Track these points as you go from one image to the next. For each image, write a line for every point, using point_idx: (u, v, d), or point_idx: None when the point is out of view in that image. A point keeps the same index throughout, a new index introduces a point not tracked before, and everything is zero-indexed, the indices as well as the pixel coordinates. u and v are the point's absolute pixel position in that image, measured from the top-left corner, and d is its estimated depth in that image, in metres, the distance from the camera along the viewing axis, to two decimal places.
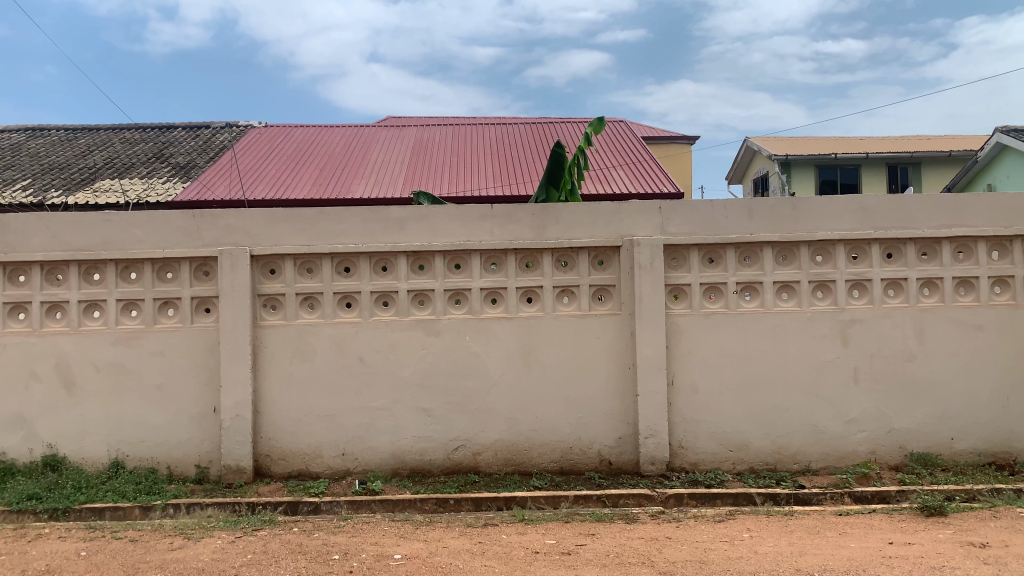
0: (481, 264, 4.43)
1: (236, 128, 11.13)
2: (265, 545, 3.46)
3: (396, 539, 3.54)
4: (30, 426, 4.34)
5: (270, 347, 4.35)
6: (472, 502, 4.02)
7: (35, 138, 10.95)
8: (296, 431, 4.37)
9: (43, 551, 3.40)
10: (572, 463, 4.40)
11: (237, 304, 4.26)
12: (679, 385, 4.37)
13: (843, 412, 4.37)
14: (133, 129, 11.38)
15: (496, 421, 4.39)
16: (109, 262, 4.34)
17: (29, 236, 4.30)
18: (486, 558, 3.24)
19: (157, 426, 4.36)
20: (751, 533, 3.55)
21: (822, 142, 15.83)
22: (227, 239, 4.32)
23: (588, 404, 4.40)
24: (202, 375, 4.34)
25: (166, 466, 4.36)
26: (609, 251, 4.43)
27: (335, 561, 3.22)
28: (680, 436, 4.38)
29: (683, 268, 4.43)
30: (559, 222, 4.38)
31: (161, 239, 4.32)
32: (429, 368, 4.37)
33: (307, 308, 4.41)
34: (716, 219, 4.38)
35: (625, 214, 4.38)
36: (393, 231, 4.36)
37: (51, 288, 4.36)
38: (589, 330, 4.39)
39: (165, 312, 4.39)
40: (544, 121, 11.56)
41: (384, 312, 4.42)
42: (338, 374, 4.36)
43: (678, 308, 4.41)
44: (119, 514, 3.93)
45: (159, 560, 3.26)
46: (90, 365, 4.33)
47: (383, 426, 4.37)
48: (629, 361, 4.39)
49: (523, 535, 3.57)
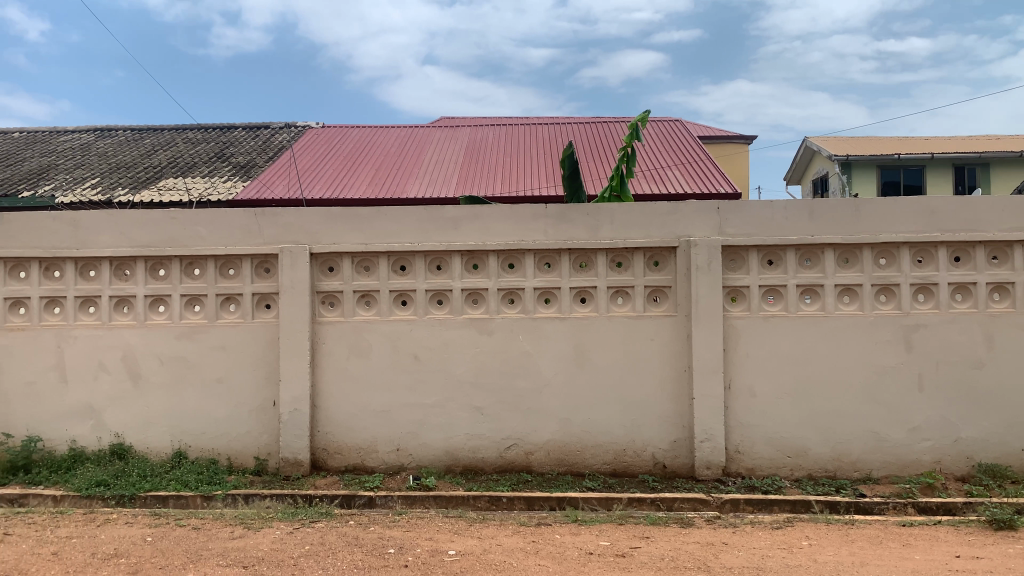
0: (535, 264, 4.43)
1: (295, 129, 11.36)
2: (323, 537, 3.52)
3: (450, 535, 3.56)
4: (98, 416, 4.49)
5: (327, 344, 4.43)
6: (525, 502, 4.01)
7: (104, 138, 11.33)
8: (352, 426, 4.44)
9: (112, 536, 3.52)
10: (626, 465, 4.38)
11: (297, 300, 4.35)
12: (735, 389, 4.32)
13: (907, 420, 4.26)
14: (195, 129, 11.70)
15: (548, 421, 4.39)
16: (174, 259, 4.46)
17: (99, 233, 4.45)
18: (540, 557, 3.24)
19: (218, 419, 4.47)
20: (810, 542, 3.48)
21: (885, 142, 15.43)
22: (287, 238, 4.41)
23: (642, 406, 4.37)
24: (261, 369, 4.44)
25: (227, 458, 4.47)
26: (665, 251, 4.38)
27: (391, 555, 3.26)
28: (736, 441, 4.32)
29: (742, 269, 4.36)
30: (614, 222, 4.35)
31: (224, 238, 4.43)
32: (482, 367, 4.40)
33: (364, 305, 4.47)
34: (776, 220, 4.30)
35: (681, 215, 4.33)
36: (447, 230, 4.40)
37: (119, 283, 4.50)
38: (643, 331, 4.36)
39: (227, 308, 4.50)
40: (599, 120, 11.52)
41: (438, 310, 4.46)
42: (393, 371, 4.42)
43: (736, 310, 4.34)
44: (182, 503, 4.05)
45: (221, 548, 3.34)
46: (155, 358, 4.47)
47: (436, 423, 4.42)
48: (684, 364, 4.34)
49: (577, 535, 3.56)
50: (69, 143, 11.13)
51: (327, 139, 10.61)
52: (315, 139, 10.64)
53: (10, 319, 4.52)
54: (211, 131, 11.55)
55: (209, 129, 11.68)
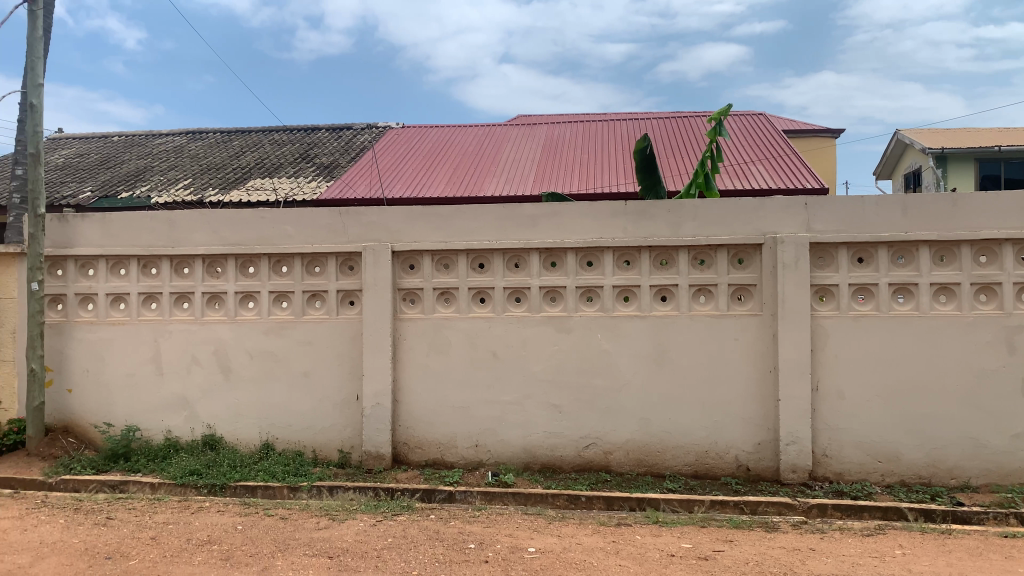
0: (615, 261, 4.39)
1: (376, 129, 11.59)
2: (404, 530, 3.58)
3: (530, 532, 3.57)
4: (191, 408, 4.69)
5: (408, 341, 4.50)
6: (605, 501, 3.99)
7: (196, 141, 11.81)
8: (432, 422, 4.50)
9: (205, 523, 3.67)
10: (707, 467, 4.30)
11: (379, 297, 4.43)
12: (823, 391, 4.18)
13: (1009, 426, 4.04)
14: (281, 131, 12.06)
15: (628, 421, 4.35)
16: (263, 256, 4.61)
17: (193, 232, 4.64)
18: (621, 558, 3.22)
19: (304, 412, 4.60)
20: (904, 551, 3.34)
21: (984, 134, 14.69)
22: (369, 236, 4.50)
23: (725, 406, 4.28)
24: (345, 364, 4.55)
25: (312, 450, 4.60)
26: (749, 249, 4.28)
27: (471, 550, 3.29)
28: (823, 445, 4.18)
29: (830, 268, 4.22)
30: (696, 219, 4.28)
31: (309, 236, 4.55)
32: (561, 365, 4.39)
33: (443, 302, 4.53)
34: (867, 216, 4.14)
35: (766, 212, 4.22)
36: (526, 228, 4.40)
37: (211, 280, 4.68)
38: (727, 330, 4.27)
39: (313, 304, 4.63)
40: (679, 115, 11.34)
41: (517, 308, 4.47)
42: (472, 368, 4.46)
43: (824, 309, 4.21)
44: (270, 493, 4.17)
45: (307, 538, 3.44)
46: (244, 353, 4.63)
47: (514, 421, 4.43)
48: (769, 364, 4.23)
49: (657, 537, 3.52)
50: (164, 146, 11.64)
51: (407, 139, 10.78)
52: (396, 139, 10.83)
53: (112, 313, 4.76)
54: (295, 133, 11.90)
55: (294, 130, 12.03)
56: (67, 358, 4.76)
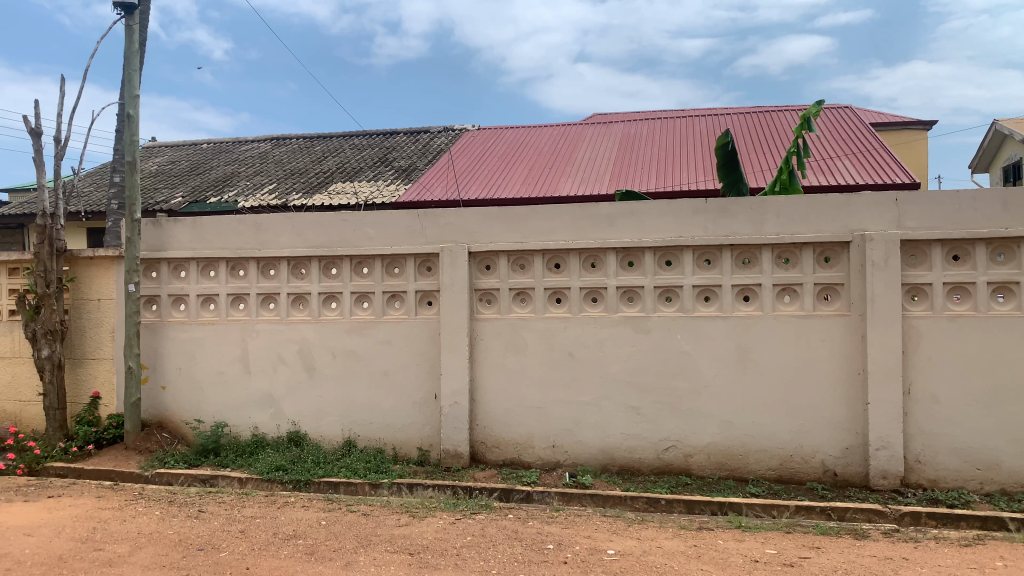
0: (695, 260, 4.32)
1: (452, 132, 11.72)
2: (483, 529, 3.60)
3: (609, 534, 3.54)
4: (277, 405, 4.83)
5: (485, 341, 4.53)
6: (685, 505, 3.92)
7: (280, 146, 12.18)
8: (510, 421, 4.51)
9: (291, 518, 3.78)
10: (792, 472, 4.18)
11: (457, 297, 4.47)
12: (916, 394, 4.01)
13: None
14: (361, 135, 12.33)
15: (709, 423, 4.27)
16: (345, 258, 4.72)
17: (278, 235, 4.79)
18: (703, 562, 3.16)
19: (384, 410, 4.69)
20: (1005, 562, 3.17)
21: None
22: (447, 237, 4.55)
23: (811, 410, 4.15)
24: (424, 363, 4.61)
25: (392, 448, 4.68)
26: (836, 247, 4.14)
27: (550, 551, 3.29)
28: (916, 450, 4.01)
29: (923, 266, 4.04)
30: (780, 217, 4.17)
31: (389, 237, 4.63)
32: (639, 366, 4.34)
33: (520, 303, 4.54)
34: (963, 212, 3.95)
35: (854, 208, 4.07)
36: (603, 227, 4.37)
37: (296, 281, 4.81)
38: (812, 331, 4.14)
39: (393, 304, 4.70)
40: (760, 110, 11.08)
41: (594, 308, 4.44)
42: (550, 368, 4.45)
43: (916, 309, 4.03)
44: (352, 489, 4.26)
45: (388, 535, 3.50)
46: (327, 351, 4.75)
47: (592, 422, 4.41)
48: (858, 366, 4.09)
49: (741, 542, 3.44)
50: (250, 152, 12.05)
51: (484, 140, 10.86)
52: (472, 140, 10.93)
53: (202, 314, 4.95)
54: (375, 137, 12.14)
55: (373, 134, 12.27)
56: (161, 356, 4.97)
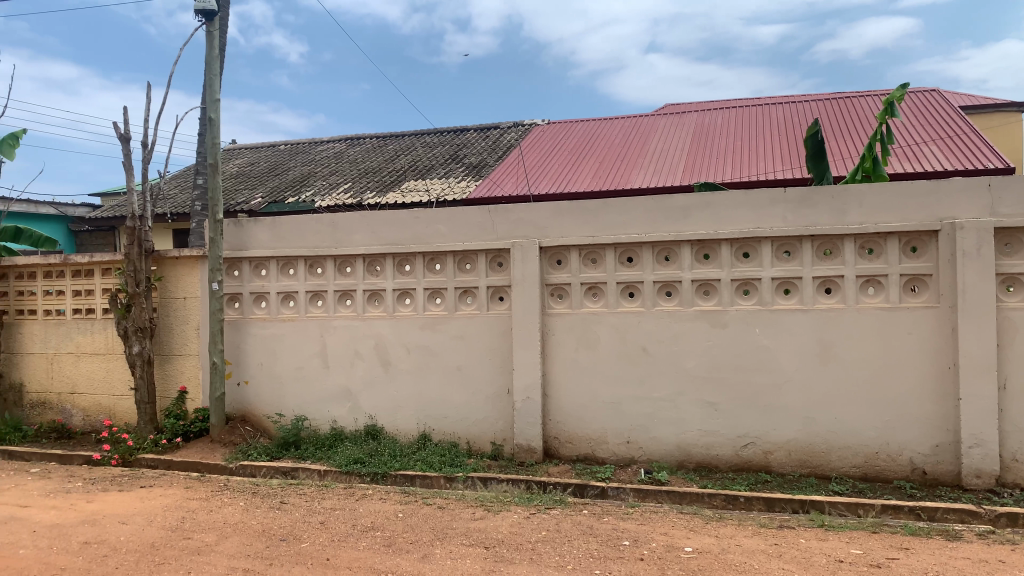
0: (773, 252, 4.20)
1: (522, 127, 11.73)
2: (558, 524, 3.60)
3: (686, 531, 3.49)
4: (354, 399, 4.93)
5: (557, 336, 4.52)
6: (765, 502, 3.83)
7: (354, 146, 12.42)
8: (583, 417, 4.50)
9: (369, 510, 3.85)
10: (877, 470, 4.03)
11: (528, 292, 4.47)
12: (1012, 390, 3.82)
13: None
14: (432, 133, 12.47)
15: (789, 419, 4.16)
16: (418, 255, 4.78)
17: (353, 233, 4.88)
18: (784, 561, 3.08)
19: (458, 405, 4.73)
20: None
21: None
22: (518, 232, 4.55)
23: (898, 406, 4.00)
24: (497, 358, 4.63)
25: (466, 442, 4.71)
26: (923, 236, 3.97)
27: (625, 547, 3.26)
28: (1012, 448, 3.82)
29: (1019, 254, 3.84)
30: (862, 206, 4.02)
31: (461, 234, 4.67)
32: (715, 361, 4.26)
33: (592, 297, 4.51)
34: None
35: (942, 195, 3.90)
36: (677, 220, 4.30)
37: (371, 278, 4.90)
38: (899, 324, 3.99)
39: (465, 300, 4.74)
40: (839, 96, 10.73)
41: (668, 302, 4.37)
42: (623, 363, 4.41)
43: (1011, 300, 3.84)
44: (428, 482, 4.32)
45: (464, 528, 3.53)
46: (402, 347, 4.82)
47: (667, 417, 4.35)
48: (948, 361, 3.92)
49: (824, 541, 3.34)
50: (325, 152, 12.33)
51: (554, 135, 10.84)
52: (542, 135, 10.91)
53: (282, 310, 5.08)
54: (445, 135, 12.25)
55: (444, 132, 12.39)
56: (243, 352, 5.13)
